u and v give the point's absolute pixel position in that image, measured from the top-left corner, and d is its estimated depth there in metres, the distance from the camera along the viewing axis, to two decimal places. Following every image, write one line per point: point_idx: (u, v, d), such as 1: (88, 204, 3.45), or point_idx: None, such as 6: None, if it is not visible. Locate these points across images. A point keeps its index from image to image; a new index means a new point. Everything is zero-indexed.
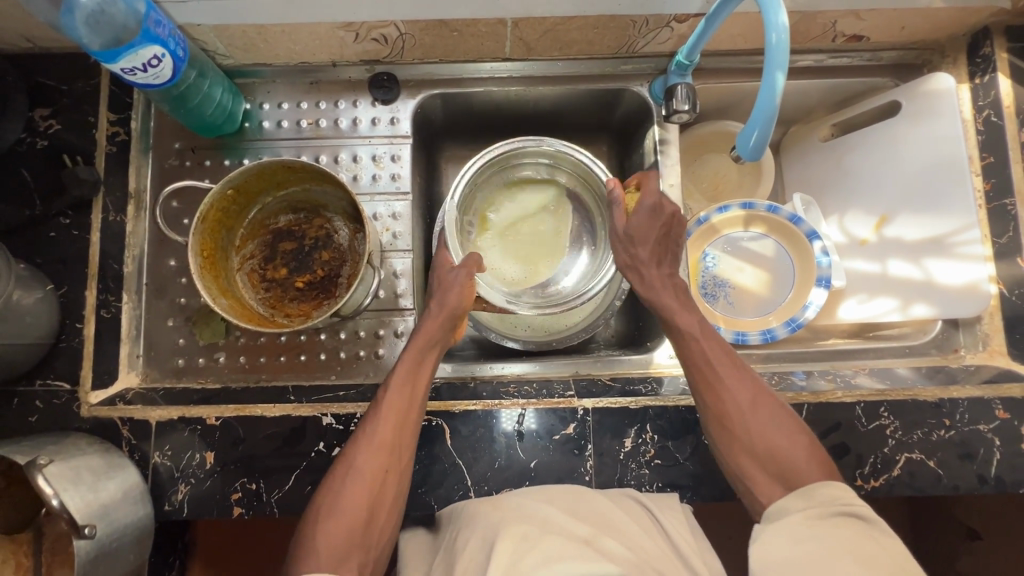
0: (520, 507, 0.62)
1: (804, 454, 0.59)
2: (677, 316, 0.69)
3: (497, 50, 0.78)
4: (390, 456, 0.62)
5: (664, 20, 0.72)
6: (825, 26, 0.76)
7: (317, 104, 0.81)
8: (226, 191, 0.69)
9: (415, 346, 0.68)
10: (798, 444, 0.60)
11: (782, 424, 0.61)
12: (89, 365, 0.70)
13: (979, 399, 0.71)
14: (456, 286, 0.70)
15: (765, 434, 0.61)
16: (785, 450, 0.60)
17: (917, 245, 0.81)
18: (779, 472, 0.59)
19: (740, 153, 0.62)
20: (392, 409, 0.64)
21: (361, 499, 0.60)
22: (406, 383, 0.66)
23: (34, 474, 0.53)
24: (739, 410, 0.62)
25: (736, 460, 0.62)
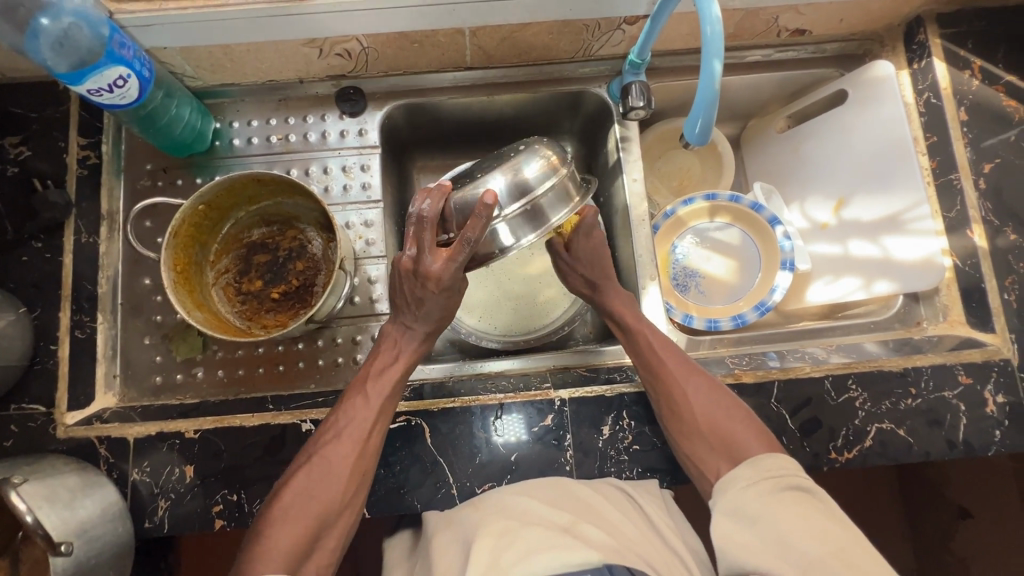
0: (501, 504, 0.63)
1: (743, 431, 0.63)
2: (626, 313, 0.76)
3: (458, 59, 0.81)
4: (368, 458, 0.63)
5: (615, 22, 0.76)
6: (768, 21, 0.80)
7: (286, 120, 0.83)
8: (198, 206, 0.70)
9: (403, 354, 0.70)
10: (738, 421, 0.64)
11: (724, 407, 0.65)
12: (65, 386, 0.70)
13: (942, 366, 0.73)
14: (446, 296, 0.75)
15: (714, 415, 0.65)
16: (727, 428, 0.64)
17: (875, 224, 0.84)
18: (722, 447, 0.63)
19: (687, 139, 0.64)
20: (377, 411, 0.65)
21: (331, 493, 0.60)
22: (383, 384, 0.67)
23: (7, 492, 0.53)
24: (687, 397, 0.66)
25: (686, 441, 0.65)
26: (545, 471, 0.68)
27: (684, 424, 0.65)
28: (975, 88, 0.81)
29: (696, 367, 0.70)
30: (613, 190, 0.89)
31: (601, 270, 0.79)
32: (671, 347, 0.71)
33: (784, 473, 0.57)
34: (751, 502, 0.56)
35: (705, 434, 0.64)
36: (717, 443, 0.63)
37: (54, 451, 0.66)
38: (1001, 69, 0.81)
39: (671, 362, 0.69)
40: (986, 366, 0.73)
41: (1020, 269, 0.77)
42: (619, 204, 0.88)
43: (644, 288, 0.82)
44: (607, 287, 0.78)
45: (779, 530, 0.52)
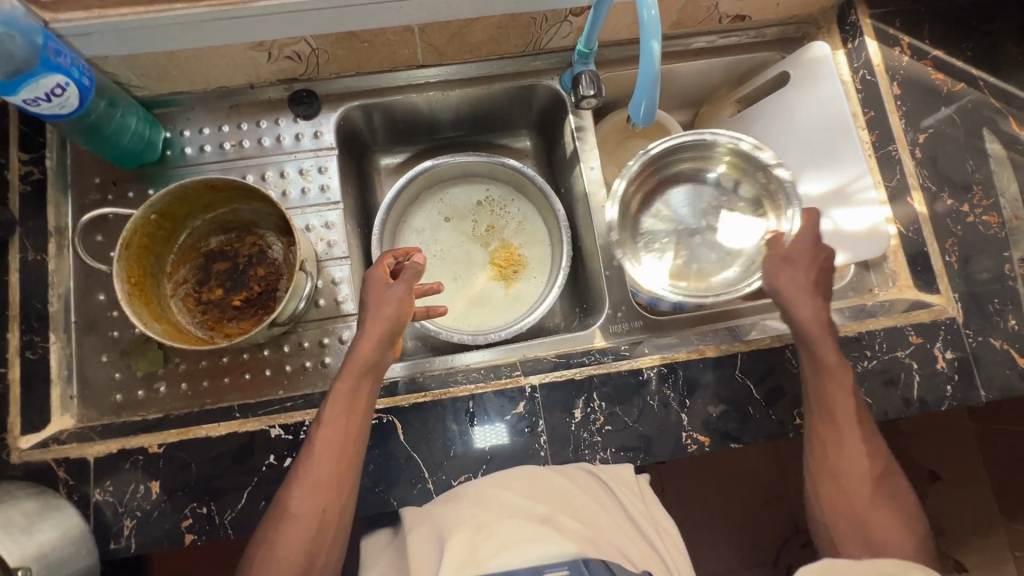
0: (478, 495, 0.63)
1: (896, 530, 0.61)
2: (822, 347, 0.68)
3: (410, 57, 0.82)
4: (328, 496, 0.59)
5: (561, 14, 0.78)
6: (709, 8, 0.83)
7: (239, 126, 0.82)
8: (150, 216, 0.69)
9: (350, 373, 0.64)
10: (897, 524, 0.61)
11: (895, 507, 0.63)
12: (17, 410, 0.67)
13: (894, 328, 0.77)
14: (391, 302, 0.67)
15: (871, 509, 0.62)
16: (891, 534, 0.61)
17: (823, 198, 0.88)
18: (863, 537, 0.61)
19: (633, 121, 0.65)
20: (329, 447, 0.61)
21: (301, 542, 0.57)
22: (341, 418, 0.62)
23: None
24: (852, 478, 0.64)
25: (832, 517, 0.64)
26: (521, 457, 0.69)
27: (840, 504, 0.64)
28: (905, 64, 0.85)
29: (880, 450, 0.65)
30: (573, 180, 0.90)
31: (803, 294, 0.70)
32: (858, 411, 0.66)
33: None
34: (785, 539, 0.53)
35: (864, 523, 0.62)
36: (862, 527, 0.62)
37: (9, 477, 0.64)
38: (927, 44, 0.85)
39: (845, 429, 0.65)
40: (934, 326, 0.77)
41: (958, 232, 0.81)
42: (579, 194, 0.89)
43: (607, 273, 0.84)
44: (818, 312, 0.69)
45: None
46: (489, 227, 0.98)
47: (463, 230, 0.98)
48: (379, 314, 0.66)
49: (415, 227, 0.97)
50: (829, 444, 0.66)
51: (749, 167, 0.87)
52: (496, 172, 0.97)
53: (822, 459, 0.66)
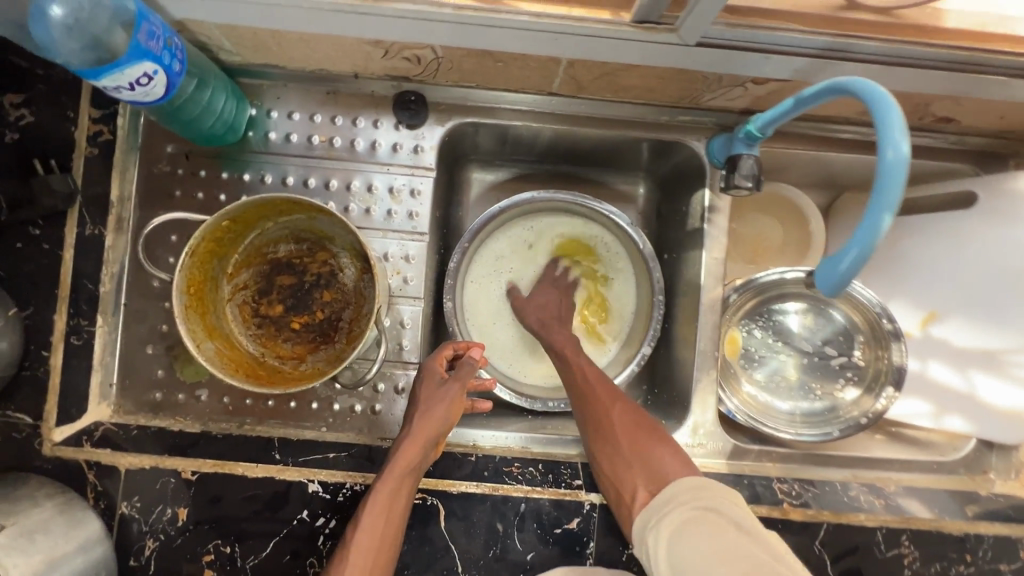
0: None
1: (665, 459, 0.59)
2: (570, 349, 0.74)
3: (543, 84, 0.68)
4: None
5: (739, 80, 0.64)
6: (917, 105, 0.68)
7: (332, 119, 0.71)
8: (220, 222, 0.61)
9: (391, 474, 0.59)
10: (658, 452, 0.59)
11: (652, 440, 0.61)
12: (55, 396, 0.63)
13: (1005, 537, 0.67)
14: (444, 402, 0.63)
15: (639, 447, 0.61)
16: (650, 457, 0.59)
17: (965, 353, 0.76)
18: (645, 472, 0.59)
19: (817, 281, 0.51)
20: (363, 554, 0.56)
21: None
22: (379, 519, 0.58)
23: None
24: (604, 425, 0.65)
25: (612, 486, 0.61)
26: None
27: (619, 469, 0.61)
28: None
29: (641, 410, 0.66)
30: (686, 259, 0.79)
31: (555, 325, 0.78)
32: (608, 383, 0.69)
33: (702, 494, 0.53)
34: None
35: (644, 454, 0.60)
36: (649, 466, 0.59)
37: (38, 471, 0.60)
38: None
39: (603, 390, 0.68)
40: None
41: None
42: (688, 277, 0.78)
43: (700, 380, 0.74)
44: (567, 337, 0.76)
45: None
46: (574, 281, 0.86)
47: (549, 275, 0.86)
48: (431, 407, 0.62)
49: (497, 255, 0.86)
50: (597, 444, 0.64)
51: (871, 338, 0.78)
52: (601, 222, 0.85)
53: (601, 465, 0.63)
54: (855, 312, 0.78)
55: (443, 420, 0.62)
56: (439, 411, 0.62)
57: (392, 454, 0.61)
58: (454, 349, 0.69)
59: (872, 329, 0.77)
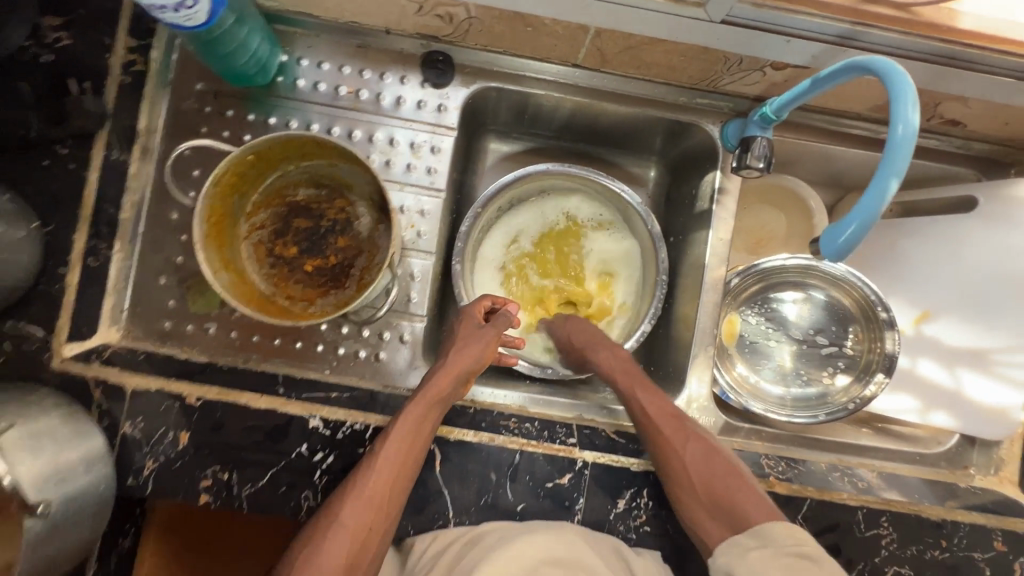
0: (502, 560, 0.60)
1: (748, 500, 0.61)
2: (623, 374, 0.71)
3: (569, 54, 0.71)
4: (377, 514, 0.59)
5: (759, 63, 0.66)
6: (927, 104, 0.70)
7: (360, 72, 0.73)
8: (246, 156, 0.62)
9: (424, 400, 0.63)
10: (743, 489, 0.62)
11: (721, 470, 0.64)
12: (68, 313, 0.64)
13: (981, 527, 0.69)
14: (478, 345, 0.69)
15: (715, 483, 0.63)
16: (730, 495, 0.62)
17: (956, 351, 0.79)
18: (725, 516, 0.61)
19: (820, 249, 0.53)
20: (386, 466, 0.60)
21: (342, 556, 0.57)
22: (405, 440, 0.61)
23: None
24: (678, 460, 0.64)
25: (689, 509, 0.63)
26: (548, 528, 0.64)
27: (694, 505, 0.62)
28: None
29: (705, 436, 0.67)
30: (693, 240, 0.81)
31: (593, 337, 0.75)
32: (673, 413, 0.68)
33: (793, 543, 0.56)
34: (790, 545, 0.56)
35: (724, 503, 0.62)
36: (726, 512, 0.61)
37: (45, 383, 0.61)
38: None
39: (668, 426, 0.66)
40: None
41: None
42: (693, 257, 0.80)
43: (696, 356, 0.77)
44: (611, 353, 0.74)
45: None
46: (582, 255, 0.88)
47: (555, 249, 0.89)
48: (468, 348, 0.68)
49: (505, 231, 0.89)
50: (663, 454, 0.65)
51: (861, 319, 0.80)
52: (612, 198, 0.87)
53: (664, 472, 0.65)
54: (848, 290, 0.81)
55: (475, 360, 0.68)
56: (473, 352, 0.68)
57: (422, 386, 0.65)
58: (490, 303, 0.75)
59: (864, 310, 0.80)
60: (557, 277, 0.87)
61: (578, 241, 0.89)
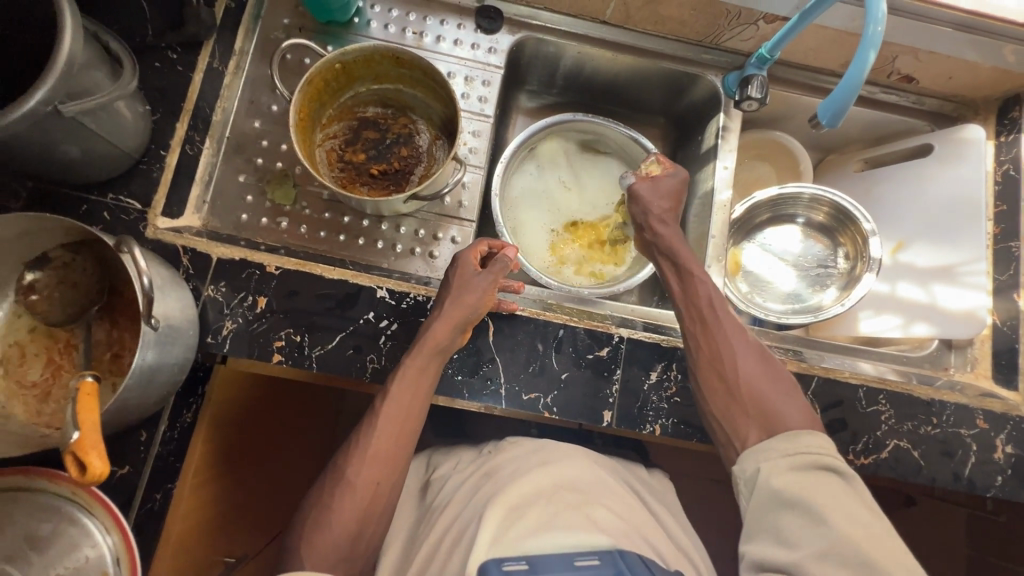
0: (514, 473, 0.73)
1: (784, 404, 0.64)
2: (691, 265, 0.76)
3: (599, 10, 0.86)
4: (383, 468, 0.65)
5: (754, 17, 0.82)
6: (887, 59, 0.87)
7: (423, 19, 0.86)
8: (334, 65, 0.73)
9: (419, 355, 0.66)
10: (780, 395, 0.65)
11: (768, 377, 0.67)
12: (163, 192, 0.71)
13: (965, 407, 0.78)
14: (476, 291, 0.69)
15: (755, 384, 0.66)
16: (768, 400, 0.65)
17: (927, 271, 0.91)
18: (758, 418, 0.64)
19: (819, 116, 0.68)
20: (386, 422, 0.66)
21: (353, 511, 0.63)
22: (403, 396, 0.66)
23: (130, 249, 0.54)
24: (728, 358, 0.68)
25: (724, 414, 0.66)
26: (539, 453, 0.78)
27: (729, 405, 0.66)
28: None
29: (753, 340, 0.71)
30: (700, 174, 0.94)
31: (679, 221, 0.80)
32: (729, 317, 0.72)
33: (819, 451, 0.58)
34: (817, 454, 0.58)
35: (762, 405, 0.64)
36: (762, 416, 0.64)
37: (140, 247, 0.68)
38: None
39: (723, 324, 0.71)
40: (1004, 417, 0.79)
41: None
42: (702, 188, 0.93)
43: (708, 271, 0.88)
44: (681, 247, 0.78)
45: (795, 498, 0.54)
46: (603, 193, 1.00)
47: (576, 197, 1.00)
48: (461, 298, 0.68)
49: (531, 180, 0.99)
50: (714, 346, 0.69)
51: (835, 227, 0.93)
52: (625, 145, 0.99)
53: (712, 360, 0.69)
54: (822, 207, 0.93)
55: (470, 311, 0.68)
56: (469, 301, 0.68)
57: (420, 336, 0.68)
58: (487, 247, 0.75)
59: (833, 218, 0.93)
60: (583, 210, 0.99)
61: (599, 181, 1.01)
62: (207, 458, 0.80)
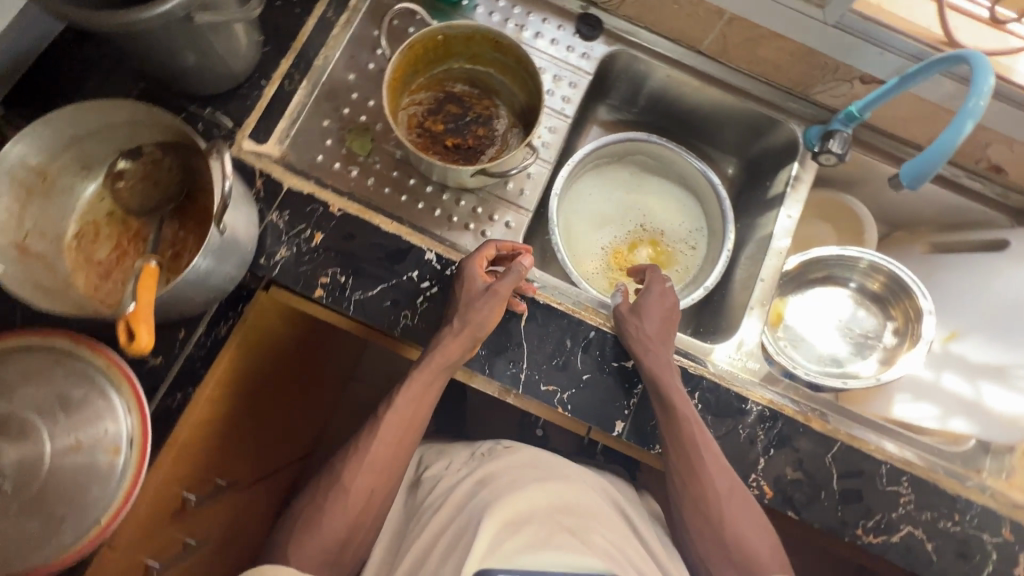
0: (512, 481, 0.75)
1: (759, 537, 0.66)
2: (662, 375, 0.69)
3: (698, 38, 0.88)
4: (379, 476, 0.68)
5: (851, 74, 0.82)
6: (979, 144, 0.86)
7: (527, 14, 0.90)
8: (437, 35, 0.77)
9: (427, 368, 0.69)
10: (753, 525, 0.67)
11: (750, 512, 0.67)
12: (255, 118, 0.76)
13: (990, 511, 0.75)
14: (485, 309, 0.68)
15: (736, 515, 0.67)
16: (744, 531, 0.66)
17: (978, 366, 0.88)
18: (733, 554, 0.66)
19: (904, 175, 0.69)
20: (389, 429, 0.69)
21: (345, 518, 0.66)
22: (408, 406, 0.70)
23: (223, 152, 0.59)
24: (714, 492, 0.67)
25: (703, 536, 0.68)
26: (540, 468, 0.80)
27: (705, 530, 0.68)
28: None
29: (728, 466, 0.69)
30: (761, 219, 0.94)
31: (664, 330, 0.73)
32: (705, 440, 0.68)
33: None
34: None
35: (738, 535, 0.66)
36: (733, 547, 0.66)
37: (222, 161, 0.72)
38: None
39: (708, 448, 0.68)
40: None
41: None
42: (761, 232, 0.92)
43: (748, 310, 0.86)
44: (660, 354, 0.70)
45: None
46: (660, 214, 1.01)
47: (634, 216, 1.01)
48: (470, 314, 0.68)
49: (591, 191, 1.01)
50: (695, 474, 0.67)
51: (889, 298, 0.91)
52: (692, 178, 0.99)
53: (684, 479, 0.68)
54: (876, 277, 0.92)
55: (480, 328, 0.68)
56: (479, 318, 0.67)
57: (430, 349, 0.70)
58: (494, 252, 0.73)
59: (883, 290, 0.92)
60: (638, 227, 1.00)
61: (658, 202, 1.01)
62: (236, 376, 0.84)
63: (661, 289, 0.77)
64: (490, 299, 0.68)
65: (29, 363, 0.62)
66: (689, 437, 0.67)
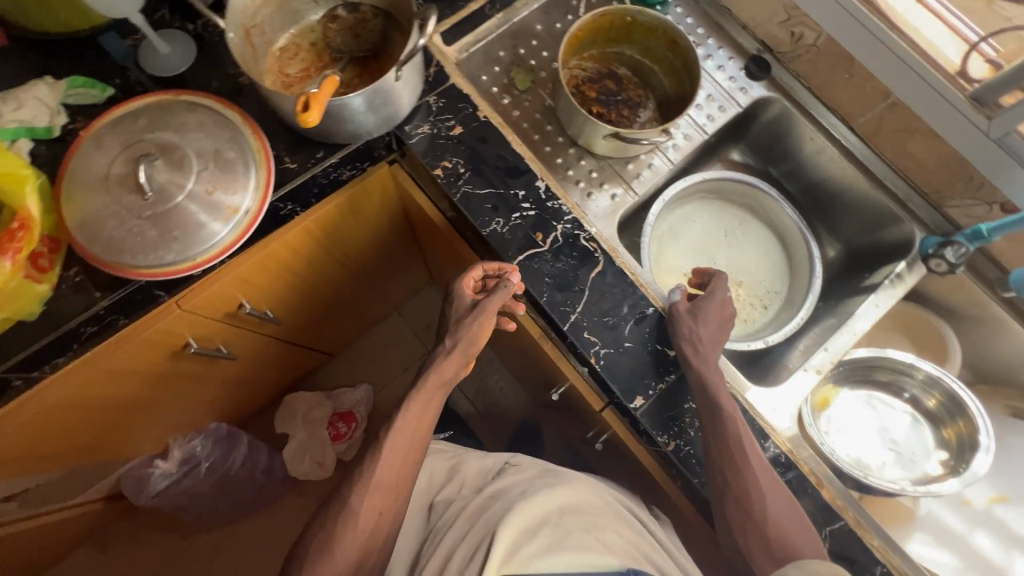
0: (521, 492, 0.79)
1: (799, 534, 0.66)
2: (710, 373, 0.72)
3: (855, 113, 0.92)
4: (390, 496, 0.74)
5: (994, 197, 0.83)
6: None
7: (707, 37, 0.98)
8: (626, 16, 0.86)
9: (428, 386, 0.76)
10: (793, 515, 0.67)
11: (788, 507, 0.67)
12: (451, 22, 0.87)
13: None
14: (479, 334, 0.76)
15: (778, 514, 0.66)
16: (785, 526, 0.66)
17: (1016, 538, 0.86)
18: (776, 550, 0.65)
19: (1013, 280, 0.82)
20: (394, 453, 0.74)
21: (361, 538, 0.71)
22: (410, 428, 0.75)
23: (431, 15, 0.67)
24: (756, 482, 0.67)
25: (743, 532, 0.67)
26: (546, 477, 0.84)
27: (744, 527, 0.66)
28: None
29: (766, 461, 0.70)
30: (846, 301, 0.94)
31: (716, 337, 0.75)
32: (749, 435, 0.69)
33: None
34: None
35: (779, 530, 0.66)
36: (778, 540, 0.65)
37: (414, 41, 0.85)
38: None
39: (750, 445, 0.69)
40: None
41: None
42: None
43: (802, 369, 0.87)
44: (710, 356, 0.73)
45: None
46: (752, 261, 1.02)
47: (726, 252, 1.02)
48: (468, 329, 0.75)
49: (696, 213, 1.03)
50: (736, 470, 0.67)
51: (943, 417, 0.89)
52: (792, 240, 1.01)
53: (726, 477, 0.67)
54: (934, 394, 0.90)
55: (474, 343, 0.76)
56: (478, 333, 0.76)
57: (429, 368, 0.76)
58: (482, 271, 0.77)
59: (936, 412, 0.90)
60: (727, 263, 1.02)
61: (754, 250, 1.03)
62: (337, 231, 0.91)
63: (722, 299, 0.78)
64: (488, 320, 0.75)
65: (207, 118, 0.74)
66: (733, 432, 0.68)
